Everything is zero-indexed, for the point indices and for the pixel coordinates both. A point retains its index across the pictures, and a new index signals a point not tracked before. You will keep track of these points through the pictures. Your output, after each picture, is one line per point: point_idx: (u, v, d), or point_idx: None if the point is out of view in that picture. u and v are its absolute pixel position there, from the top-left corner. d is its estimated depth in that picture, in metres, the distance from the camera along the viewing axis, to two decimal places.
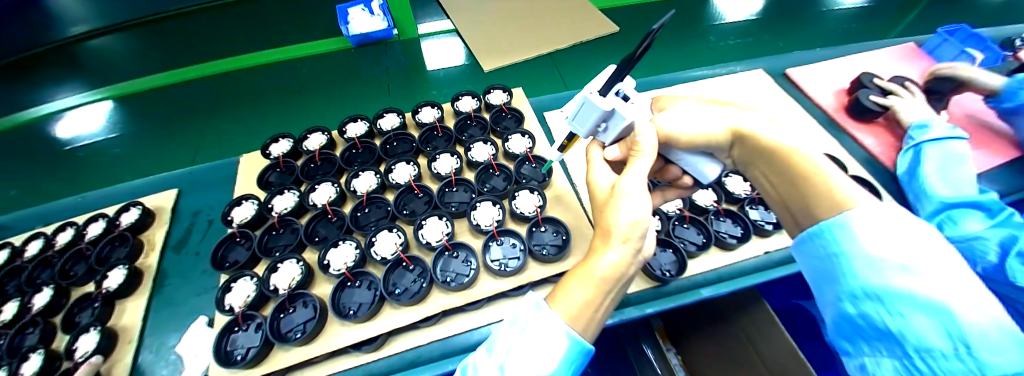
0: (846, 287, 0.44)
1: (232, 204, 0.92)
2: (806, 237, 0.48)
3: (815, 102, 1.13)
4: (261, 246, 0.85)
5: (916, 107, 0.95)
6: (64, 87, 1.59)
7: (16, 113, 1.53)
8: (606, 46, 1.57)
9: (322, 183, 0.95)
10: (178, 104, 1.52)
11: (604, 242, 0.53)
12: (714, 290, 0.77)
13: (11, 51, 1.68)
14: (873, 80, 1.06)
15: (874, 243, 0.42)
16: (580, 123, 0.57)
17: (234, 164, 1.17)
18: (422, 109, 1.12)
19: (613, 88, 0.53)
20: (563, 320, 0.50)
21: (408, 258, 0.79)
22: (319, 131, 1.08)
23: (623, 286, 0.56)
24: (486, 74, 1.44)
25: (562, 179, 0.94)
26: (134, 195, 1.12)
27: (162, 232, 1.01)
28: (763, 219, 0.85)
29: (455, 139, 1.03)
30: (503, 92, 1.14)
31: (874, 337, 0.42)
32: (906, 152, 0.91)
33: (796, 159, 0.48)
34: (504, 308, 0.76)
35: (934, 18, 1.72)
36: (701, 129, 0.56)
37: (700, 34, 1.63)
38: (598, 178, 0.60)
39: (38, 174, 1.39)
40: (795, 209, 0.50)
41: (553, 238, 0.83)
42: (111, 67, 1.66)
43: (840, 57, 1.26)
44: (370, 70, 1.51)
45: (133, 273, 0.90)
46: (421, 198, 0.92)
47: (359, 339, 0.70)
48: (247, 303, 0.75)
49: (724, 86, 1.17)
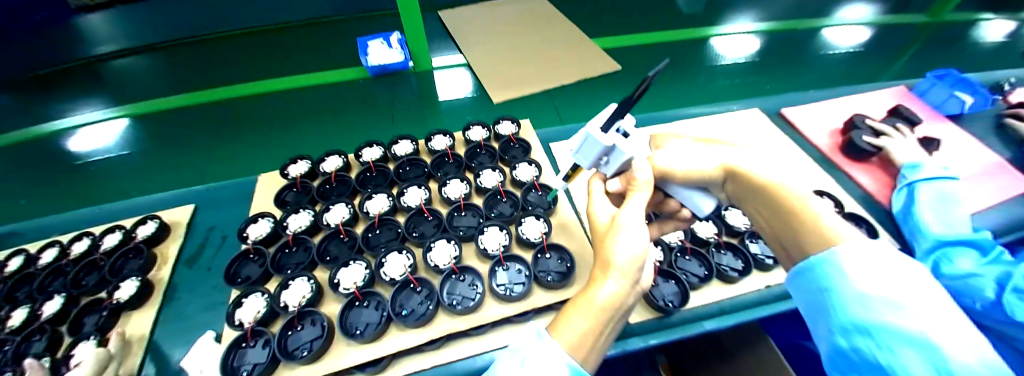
0: (838, 321, 0.46)
1: (249, 221, 0.95)
2: (798, 272, 0.51)
3: (810, 142, 1.17)
4: (273, 263, 0.88)
5: (907, 148, 1.00)
6: (90, 102, 1.67)
7: (35, 127, 1.59)
8: (611, 82, 1.65)
9: (336, 203, 0.98)
10: (199, 124, 1.58)
11: (603, 272, 0.55)
12: (717, 323, 0.78)
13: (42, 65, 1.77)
14: (865, 121, 1.11)
15: (860, 278, 0.44)
16: (584, 156, 0.61)
17: (250, 182, 1.21)
18: (434, 137, 1.17)
19: (614, 124, 0.57)
20: (563, 349, 0.51)
21: (415, 280, 0.82)
22: (336, 154, 1.13)
23: (624, 315, 0.58)
24: (496, 106, 1.51)
25: (567, 208, 0.98)
26: (151, 209, 1.16)
27: (175, 246, 1.04)
28: (763, 252, 0.88)
29: (465, 165, 1.08)
30: (511, 123, 1.20)
31: (867, 372, 0.43)
32: (900, 191, 0.94)
33: (785, 195, 0.52)
34: (507, 334, 0.77)
35: (927, 64, 1.80)
36: (697, 165, 0.60)
37: (700, 73, 1.71)
38: (599, 211, 0.63)
39: (55, 184, 1.44)
40: (787, 244, 0.53)
41: (558, 265, 0.85)
42: (138, 86, 1.74)
43: (834, 99, 1.33)
44: (384, 98, 1.59)
45: (144, 285, 0.92)
46: (430, 221, 0.96)
47: (365, 359, 0.71)
48: (257, 318, 0.77)
49: (722, 123, 1.22)
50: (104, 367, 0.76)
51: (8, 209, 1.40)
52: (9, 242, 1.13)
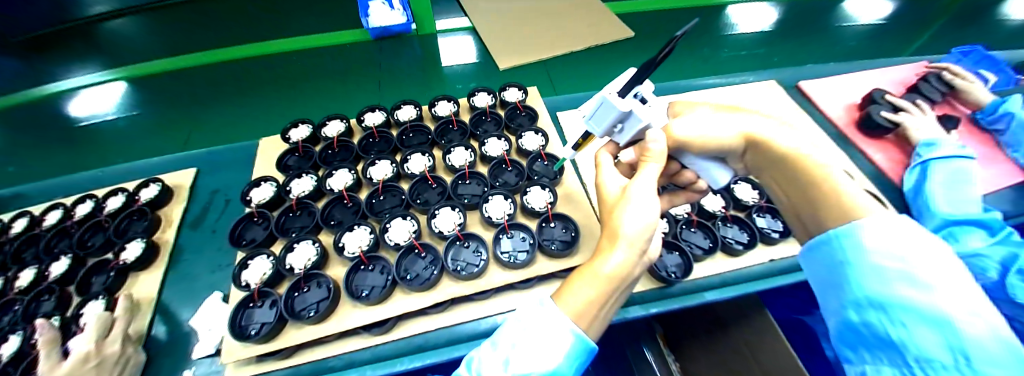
0: (852, 296, 0.45)
1: (252, 185, 0.95)
2: (815, 245, 0.50)
3: (825, 116, 1.14)
4: (278, 226, 0.88)
5: (926, 125, 0.97)
6: (83, 65, 1.62)
7: (35, 92, 1.54)
8: (622, 49, 1.57)
9: (340, 169, 0.97)
10: (201, 88, 1.54)
11: (610, 244, 0.54)
12: (719, 293, 0.79)
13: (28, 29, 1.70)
14: (884, 96, 1.07)
15: (881, 253, 0.44)
16: (597, 122, 0.58)
17: (251, 147, 1.19)
18: (438, 102, 1.15)
19: (632, 90, 0.55)
20: (567, 317, 0.52)
21: (420, 246, 0.82)
22: (337, 119, 1.10)
23: (630, 285, 0.58)
24: (502, 72, 1.46)
25: (573, 177, 0.96)
26: (153, 171, 1.15)
27: (180, 209, 1.04)
28: (770, 227, 0.88)
29: (470, 133, 1.06)
30: (518, 90, 1.17)
31: (876, 346, 0.43)
32: (913, 169, 0.92)
33: (808, 166, 0.50)
34: (512, 299, 0.78)
35: (951, 39, 1.72)
36: (717, 133, 0.57)
37: (713, 43, 1.65)
38: (608, 183, 0.62)
39: (55, 146, 1.43)
40: (805, 217, 0.53)
41: (562, 234, 0.85)
42: (134, 48, 1.68)
43: (851, 72, 1.28)
44: (387, 63, 1.54)
45: (151, 246, 0.93)
46: (435, 189, 0.95)
47: (370, 321, 0.73)
48: (263, 280, 0.78)
49: (737, 94, 1.18)
50: (108, 330, 0.74)
51: None
52: (13, 204, 1.13)
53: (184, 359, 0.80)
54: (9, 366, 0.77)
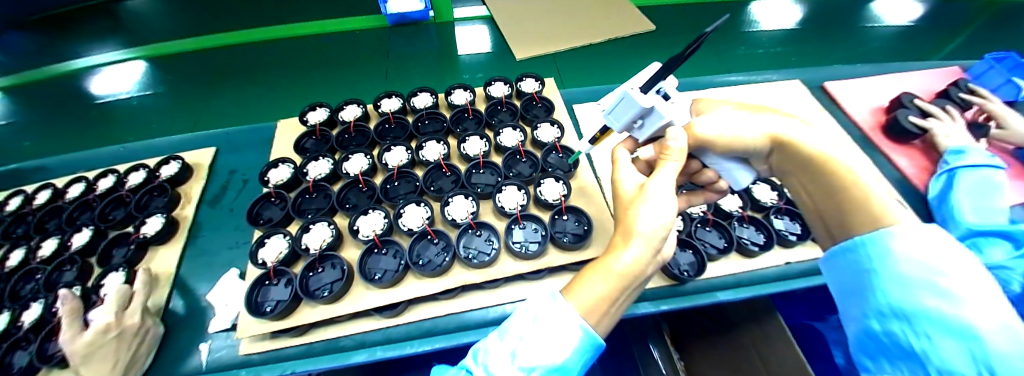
0: (874, 305, 0.45)
1: (270, 166, 0.96)
2: (840, 250, 0.49)
3: (850, 118, 1.11)
4: (295, 207, 0.89)
5: (955, 132, 0.93)
6: (105, 43, 1.65)
7: (57, 68, 1.57)
8: (641, 43, 1.55)
9: (355, 153, 0.98)
10: (217, 71, 1.56)
11: (625, 240, 0.54)
12: (731, 294, 0.78)
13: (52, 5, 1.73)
14: (913, 100, 1.04)
15: (909, 263, 0.42)
16: (616, 117, 0.58)
17: (268, 128, 1.21)
18: (455, 91, 1.15)
19: (655, 86, 0.54)
20: (577, 312, 0.52)
21: (433, 232, 0.82)
22: (354, 103, 1.11)
23: (642, 283, 0.57)
24: (519, 63, 1.45)
25: (588, 172, 0.96)
26: (172, 149, 1.18)
27: (198, 187, 1.06)
28: (788, 229, 0.87)
29: (485, 122, 1.05)
30: (535, 81, 1.16)
31: (897, 357, 0.42)
32: (939, 176, 0.89)
33: (837, 168, 0.50)
34: (522, 289, 0.79)
35: (986, 44, 1.65)
36: (742, 132, 0.56)
37: (735, 40, 1.61)
38: (624, 179, 0.61)
39: (79, 121, 1.47)
40: (829, 219, 0.52)
41: (575, 227, 0.85)
42: (153, 28, 1.70)
43: (879, 75, 1.24)
44: (403, 50, 1.55)
45: (170, 222, 0.95)
46: (449, 177, 0.95)
47: (382, 303, 0.74)
48: (279, 259, 0.79)
49: (759, 92, 1.16)
50: (128, 303, 0.76)
51: (15, 150, 1.41)
52: (36, 177, 1.17)
53: (200, 332, 0.82)
54: (31, 333, 0.81)
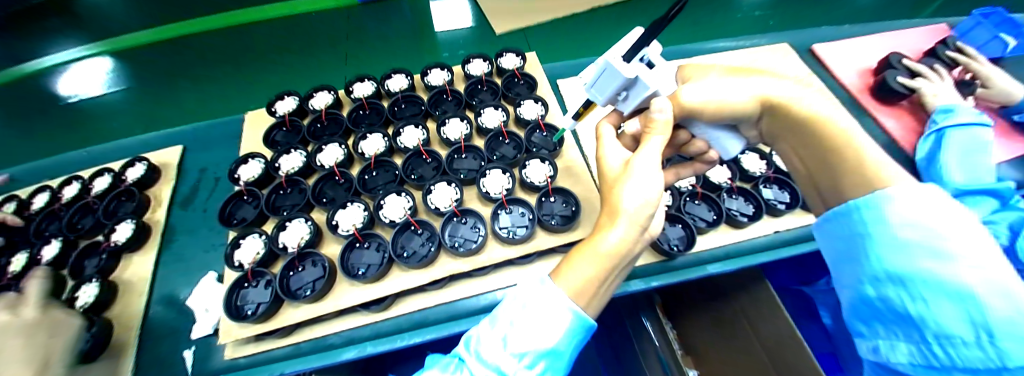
0: (869, 270, 0.42)
1: (239, 162, 0.91)
2: (832, 215, 0.47)
3: (838, 81, 1.09)
4: (269, 205, 0.85)
5: (944, 90, 0.92)
6: (56, 39, 1.52)
7: (7, 68, 1.47)
8: (626, 11, 1.48)
9: (329, 144, 0.93)
10: (183, 63, 1.46)
11: (611, 220, 0.51)
12: (721, 266, 0.77)
13: None
14: (902, 60, 1.01)
15: (905, 224, 0.39)
16: (599, 91, 0.54)
17: (239, 122, 1.14)
18: (431, 71, 1.09)
19: (639, 54, 0.50)
20: (565, 296, 0.51)
21: (416, 222, 0.80)
22: (325, 90, 1.04)
23: (631, 262, 0.55)
24: (498, 39, 1.39)
25: (574, 150, 0.93)
26: (138, 150, 1.11)
27: (169, 188, 1.01)
28: (777, 198, 0.86)
29: (465, 103, 1.01)
30: (516, 56, 1.10)
31: (892, 321, 0.41)
32: (927, 137, 0.87)
33: (828, 128, 0.47)
34: (511, 275, 0.77)
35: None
36: (731, 98, 0.53)
37: (721, 6, 1.55)
38: (609, 157, 0.58)
39: (38, 126, 1.37)
40: (821, 184, 0.50)
41: (563, 208, 0.83)
42: (102, 16, 1.57)
43: (867, 34, 1.22)
44: (377, 28, 1.46)
45: (141, 228, 0.90)
46: (429, 163, 0.92)
47: (368, 299, 0.71)
48: (256, 260, 0.76)
49: (747, 57, 1.12)
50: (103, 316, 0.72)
51: None
52: None
53: (180, 340, 0.79)
54: None
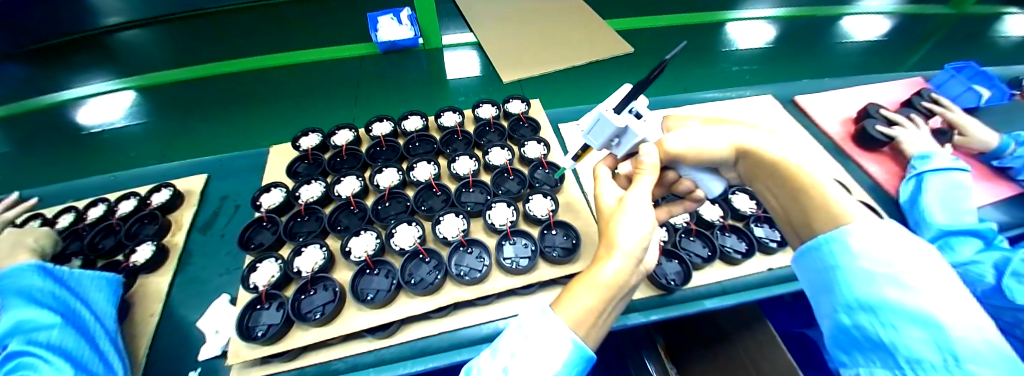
0: (843, 299, 0.48)
1: (262, 191, 0.97)
2: (805, 250, 0.53)
3: (822, 130, 1.17)
4: (286, 231, 0.90)
5: (920, 139, 0.98)
6: (95, 74, 1.66)
7: (32, 98, 1.59)
8: (621, 65, 1.62)
9: (347, 176, 1.00)
10: (207, 98, 1.58)
11: (607, 252, 0.56)
12: (717, 301, 0.80)
13: (36, 38, 1.76)
14: (879, 111, 1.09)
15: (867, 257, 0.46)
16: (595, 137, 0.61)
17: (261, 154, 1.23)
18: (444, 113, 1.18)
19: (628, 106, 0.57)
20: (565, 323, 0.54)
21: (424, 251, 0.84)
22: (346, 128, 1.13)
23: (627, 294, 0.59)
24: (505, 85, 1.50)
25: (574, 187, 0.98)
26: (163, 177, 1.18)
27: (189, 213, 1.06)
28: (768, 236, 0.90)
29: (474, 143, 1.09)
30: (521, 102, 1.20)
31: (868, 348, 0.45)
32: (908, 180, 0.93)
33: (797, 173, 0.53)
34: (514, 305, 0.80)
35: (948, 56, 1.75)
36: (710, 145, 0.59)
37: (712, 60, 1.69)
38: (604, 193, 0.64)
39: (67, 152, 1.45)
40: (797, 223, 0.55)
41: (564, 241, 0.87)
42: (148, 60, 1.73)
43: (846, 88, 1.32)
44: (394, 73, 1.60)
45: (161, 250, 0.95)
46: (439, 196, 0.98)
47: (374, 324, 0.74)
48: (271, 282, 0.80)
49: (733, 107, 1.22)
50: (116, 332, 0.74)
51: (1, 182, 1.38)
52: None
53: (187, 362, 0.80)
54: None
